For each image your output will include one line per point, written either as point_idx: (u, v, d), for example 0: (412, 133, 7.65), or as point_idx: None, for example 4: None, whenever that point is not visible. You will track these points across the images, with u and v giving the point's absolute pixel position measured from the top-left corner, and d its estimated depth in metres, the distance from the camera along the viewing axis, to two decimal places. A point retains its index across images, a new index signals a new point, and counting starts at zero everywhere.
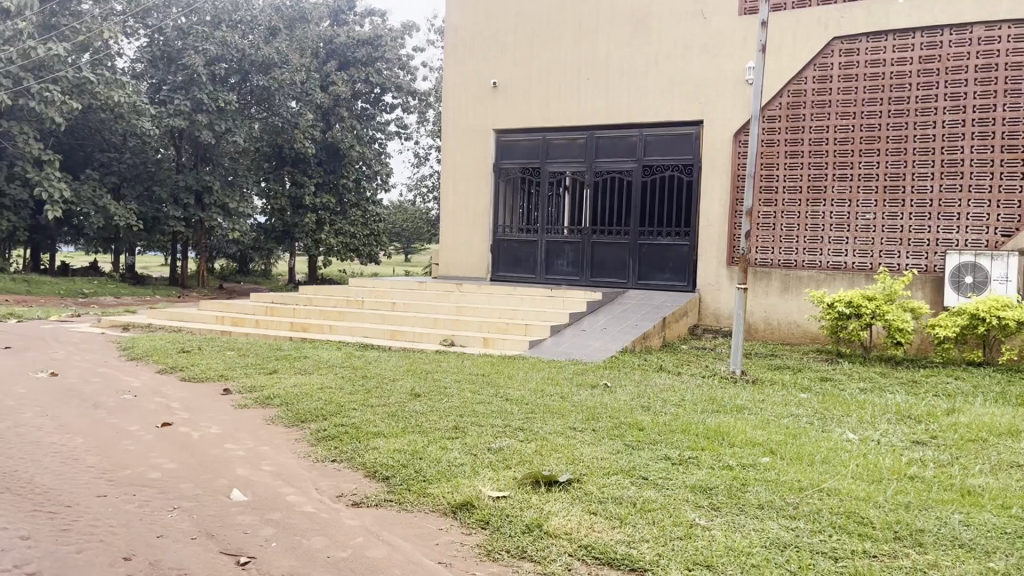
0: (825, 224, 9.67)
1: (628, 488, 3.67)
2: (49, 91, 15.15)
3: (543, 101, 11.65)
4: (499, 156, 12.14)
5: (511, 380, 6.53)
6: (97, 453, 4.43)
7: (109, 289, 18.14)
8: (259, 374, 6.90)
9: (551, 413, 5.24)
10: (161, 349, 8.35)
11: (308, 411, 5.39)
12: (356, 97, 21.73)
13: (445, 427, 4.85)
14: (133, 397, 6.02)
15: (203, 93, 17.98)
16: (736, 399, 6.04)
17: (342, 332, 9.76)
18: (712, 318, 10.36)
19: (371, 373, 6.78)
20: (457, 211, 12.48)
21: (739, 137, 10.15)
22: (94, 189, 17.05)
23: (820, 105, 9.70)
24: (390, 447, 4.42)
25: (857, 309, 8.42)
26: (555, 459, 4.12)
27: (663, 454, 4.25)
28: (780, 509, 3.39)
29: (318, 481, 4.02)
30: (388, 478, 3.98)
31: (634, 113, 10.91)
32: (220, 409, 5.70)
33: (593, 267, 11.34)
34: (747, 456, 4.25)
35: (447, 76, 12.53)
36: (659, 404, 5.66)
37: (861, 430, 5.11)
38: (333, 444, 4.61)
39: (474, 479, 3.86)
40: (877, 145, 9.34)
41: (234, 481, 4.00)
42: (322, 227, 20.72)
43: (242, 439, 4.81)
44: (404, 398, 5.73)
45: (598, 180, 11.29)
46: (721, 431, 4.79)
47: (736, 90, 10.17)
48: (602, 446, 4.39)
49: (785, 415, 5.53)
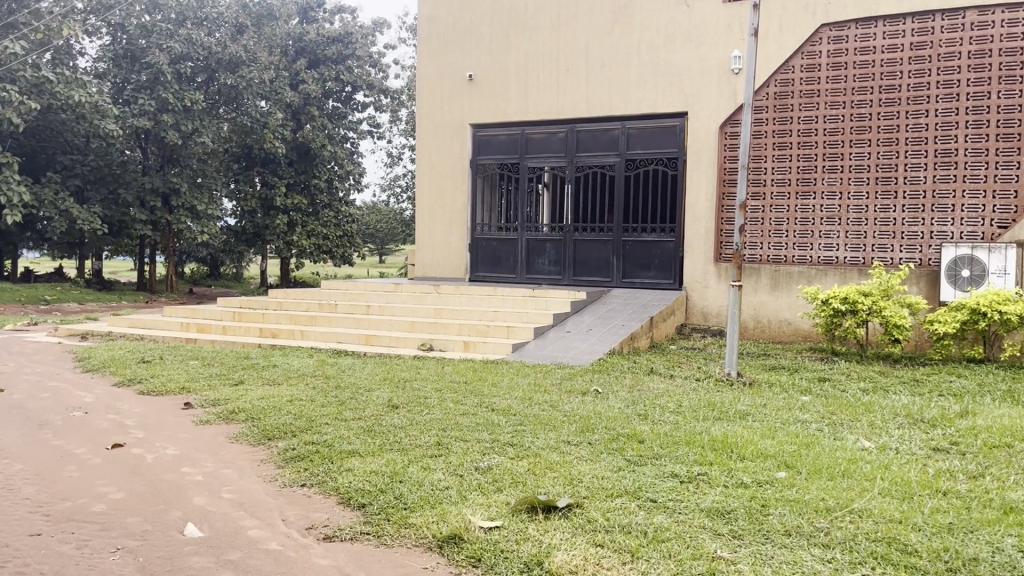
0: (816, 218, 9.35)
1: (636, 514, 3.26)
2: (6, 91, 14.44)
3: (521, 94, 11.24)
4: (476, 152, 11.71)
5: (495, 388, 6.09)
6: (36, 483, 3.92)
7: (73, 296, 17.42)
8: (224, 386, 6.40)
9: (541, 425, 4.82)
10: (120, 359, 7.80)
11: (275, 428, 4.91)
12: (328, 96, 21.17)
13: (426, 443, 4.41)
14: (83, 414, 5.49)
15: (169, 92, 17.32)
16: (737, 405, 5.66)
17: (314, 337, 9.28)
18: (699, 316, 9.99)
19: (344, 382, 6.31)
20: (433, 210, 12.03)
21: (725, 129, 9.81)
22: (55, 192, 16.35)
23: (808, 94, 9.41)
24: (366, 469, 3.97)
25: (853, 306, 8.09)
26: (550, 479, 3.70)
27: (670, 470, 3.85)
28: (812, 537, 3.00)
29: (284, 511, 3.56)
30: (365, 506, 3.53)
31: (616, 106, 10.53)
32: (179, 426, 5.20)
33: (576, 266, 10.95)
34: (762, 472, 3.88)
35: (421, 70, 12.09)
36: (656, 412, 5.25)
37: (876, 438, 4.75)
38: (302, 466, 4.14)
39: (461, 505, 3.42)
40: (868, 135, 9.05)
41: (190, 513, 3.52)
42: (294, 228, 20.17)
43: (202, 461, 4.34)
44: (380, 410, 5.28)
45: (580, 175, 10.89)
46: (729, 442, 4.39)
47: (722, 80, 9.82)
48: (602, 463, 3.98)
49: (792, 422, 5.16)
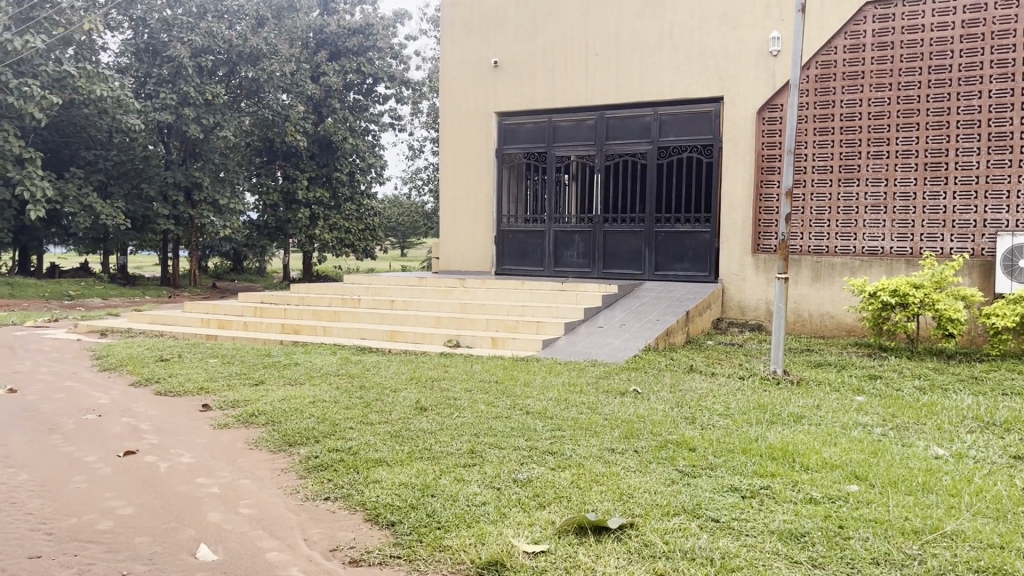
0: (860, 206, 8.91)
1: (697, 537, 2.91)
2: (29, 86, 14.21)
3: (548, 80, 10.86)
4: (502, 141, 11.36)
5: (527, 388, 5.74)
6: (40, 496, 3.63)
7: (97, 291, 17.32)
8: (243, 386, 6.12)
9: (581, 430, 4.46)
10: (138, 357, 7.55)
11: (297, 433, 4.59)
12: (349, 88, 20.89)
13: (459, 451, 4.08)
14: (96, 417, 5.21)
15: (190, 86, 17.10)
16: (789, 406, 5.27)
17: (337, 334, 8.98)
18: (736, 310, 9.59)
19: (369, 383, 5.99)
20: (457, 201, 11.71)
21: (763, 114, 9.38)
22: (79, 187, 16.23)
23: (852, 77, 8.95)
24: (394, 481, 3.64)
25: (903, 299, 7.65)
26: (598, 494, 3.36)
27: (729, 484, 3.50)
28: (905, 567, 2.65)
29: (306, 529, 3.24)
30: (396, 525, 3.20)
31: (648, 91, 10.13)
32: (196, 430, 4.91)
33: (606, 258, 10.56)
34: (831, 485, 3.50)
35: (445, 57, 11.74)
36: (704, 416, 4.88)
37: (948, 444, 4.35)
38: (325, 477, 3.82)
39: (501, 525, 3.09)
40: (916, 119, 8.57)
41: (203, 532, 3.21)
42: (316, 222, 19.88)
43: (218, 471, 4.03)
44: (408, 414, 4.95)
45: (609, 164, 10.50)
46: (789, 450, 4.02)
47: (760, 62, 9.39)
48: (653, 476, 3.63)
49: (853, 426, 4.76)
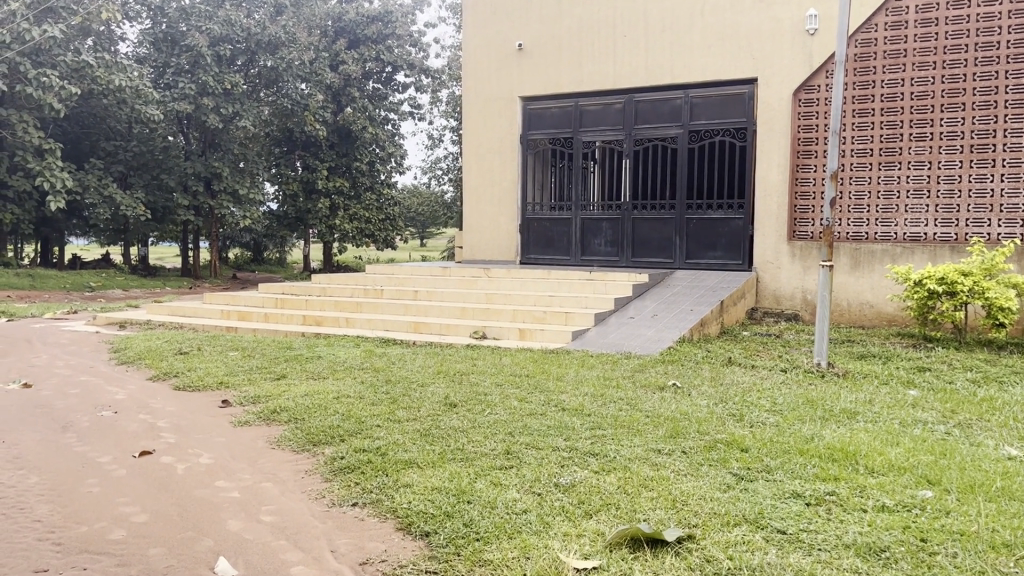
0: (902, 190, 8.53)
1: (765, 551, 2.64)
2: (47, 76, 14.03)
3: (574, 63, 10.54)
4: (527, 126, 11.07)
5: (560, 383, 5.47)
6: (49, 502, 3.41)
7: (118, 282, 17.23)
8: (265, 381, 5.89)
9: (623, 429, 4.19)
10: (156, 350, 7.36)
11: (321, 431, 4.36)
12: (367, 77, 20.62)
13: (494, 451, 3.83)
14: (113, 414, 5.01)
15: (208, 75, 16.92)
16: (841, 402, 4.96)
17: (360, 325, 8.76)
18: (771, 300, 9.26)
19: (395, 377, 5.75)
20: (481, 189, 11.43)
21: (799, 95, 9.03)
22: (99, 178, 16.10)
23: (893, 55, 8.56)
24: (426, 485, 3.38)
25: (951, 287, 7.29)
26: (649, 502, 3.09)
27: (791, 490, 3.21)
28: None
29: (333, 540, 2.99)
30: (430, 536, 2.95)
31: (678, 73, 9.79)
32: (216, 428, 4.69)
33: (634, 246, 10.25)
34: (903, 491, 3.20)
35: (468, 41, 11.43)
36: (752, 413, 4.58)
37: (1020, 443, 4.02)
38: (352, 481, 3.57)
39: (545, 536, 2.83)
40: (961, 98, 8.19)
41: (223, 542, 2.97)
42: (336, 212, 19.69)
43: (239, 473, 3.80)
44: (437, 410, 4.69)
45: (638, 149, 10.17)
46: (851, 451, 3.72)
47: (795, 41, 9.03)
48: (705, 480, 3.35)
49: (913, 423, 4.45)
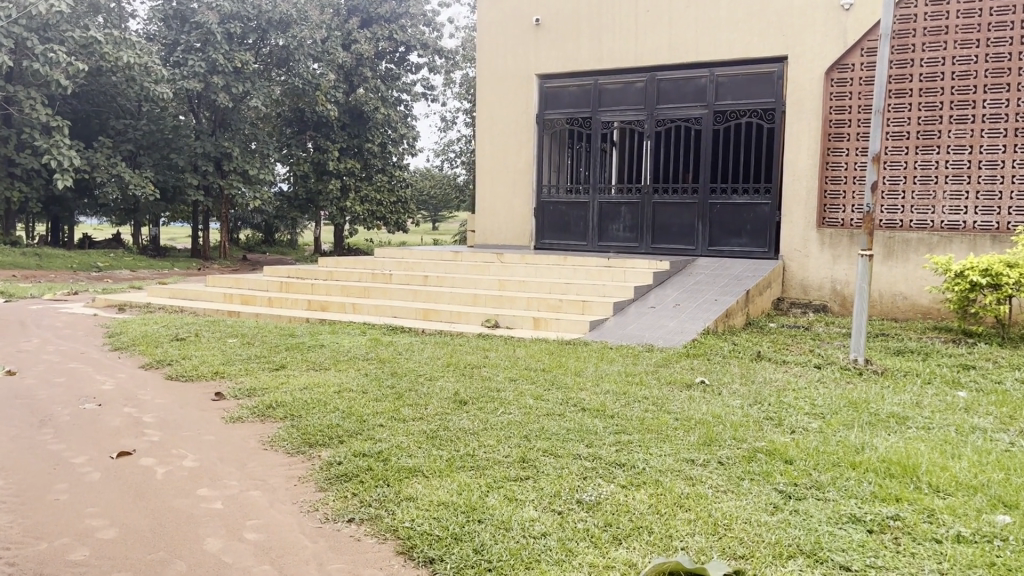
0: (940, 176, 8.04)
1: None
2: (54, 52, 13.61)
3: (594, 39, 10.06)
4: (543, 106, 10.61)
5: (579, 378, 5.06)
6: (10, 511, 3.05)
7: (125, 263, 16.90)
8: (262, 371, 5.52)
9: (652, 434, 3.78)
10: (151, 336, 6.99)
11: (318, 431, 3.97)
12: (380, 57, 20.11)
13: (508, 459, 3.43)
14: (96, 408, 4.64)
15: (218, 52, 16.46)
16: (886, 405, 4.54)
17: (367, 311, 8.38)
18: (799, 290, 8.81)
19: (401, 369, 5.36)
20: (494, 170, 11.01)
21: (832, 75, 8.53)
22: (107, 157, 15.73)
23: (934, 32, 8.02)
24: (432, 499, 2.98)
25: (995, 279, 6.81)
26: (687, 525, 2.70)
27: (849, 514, 2.80)
28: None
29: (324, 565, 2.61)
30: (435, 563, 2.56)
31: (703, 50, 9.30)
32: (205, 425, 4.30)
33: (654, 232, 9.81)
34: (976, 517, 2.78)
35: (484, 15, 10.94)
36: (792, 416, 4.17)
37: None
38: (349, 491, 3.18)
39: (566, 569, 2.43)
40: (1006, 78, 7.69)
41: (197, 566, 2.59)
42: (347, 194, 19.23)
43: (225, 479, 3.43)
44: (446, 408, 4.30)
45: (660, 130, 9.71)
46: (909, 466, 3.29)
47: (829, 16, 8.53)
48: (749, 500, 2.94)
49: (972, 432, 4.00)
